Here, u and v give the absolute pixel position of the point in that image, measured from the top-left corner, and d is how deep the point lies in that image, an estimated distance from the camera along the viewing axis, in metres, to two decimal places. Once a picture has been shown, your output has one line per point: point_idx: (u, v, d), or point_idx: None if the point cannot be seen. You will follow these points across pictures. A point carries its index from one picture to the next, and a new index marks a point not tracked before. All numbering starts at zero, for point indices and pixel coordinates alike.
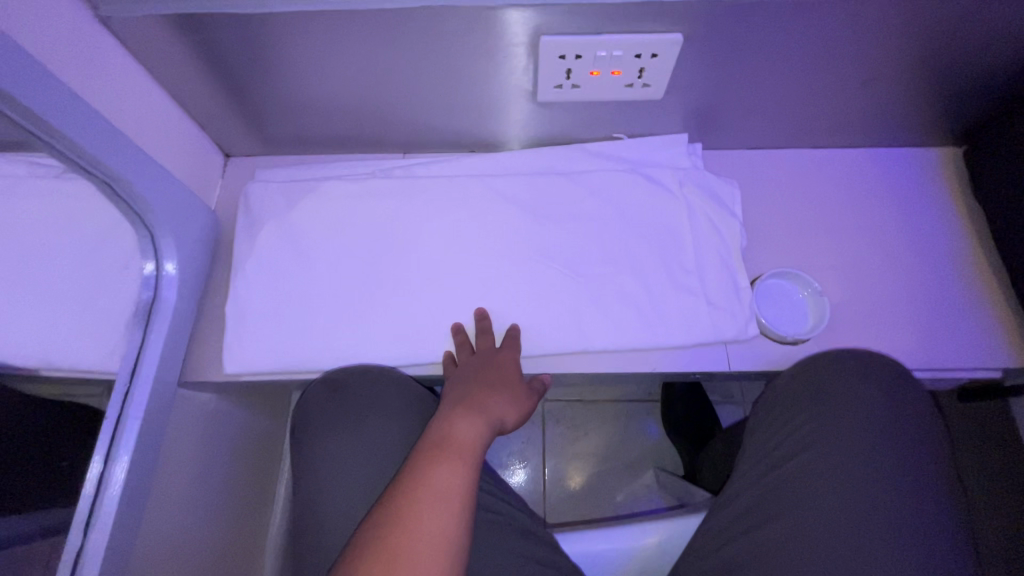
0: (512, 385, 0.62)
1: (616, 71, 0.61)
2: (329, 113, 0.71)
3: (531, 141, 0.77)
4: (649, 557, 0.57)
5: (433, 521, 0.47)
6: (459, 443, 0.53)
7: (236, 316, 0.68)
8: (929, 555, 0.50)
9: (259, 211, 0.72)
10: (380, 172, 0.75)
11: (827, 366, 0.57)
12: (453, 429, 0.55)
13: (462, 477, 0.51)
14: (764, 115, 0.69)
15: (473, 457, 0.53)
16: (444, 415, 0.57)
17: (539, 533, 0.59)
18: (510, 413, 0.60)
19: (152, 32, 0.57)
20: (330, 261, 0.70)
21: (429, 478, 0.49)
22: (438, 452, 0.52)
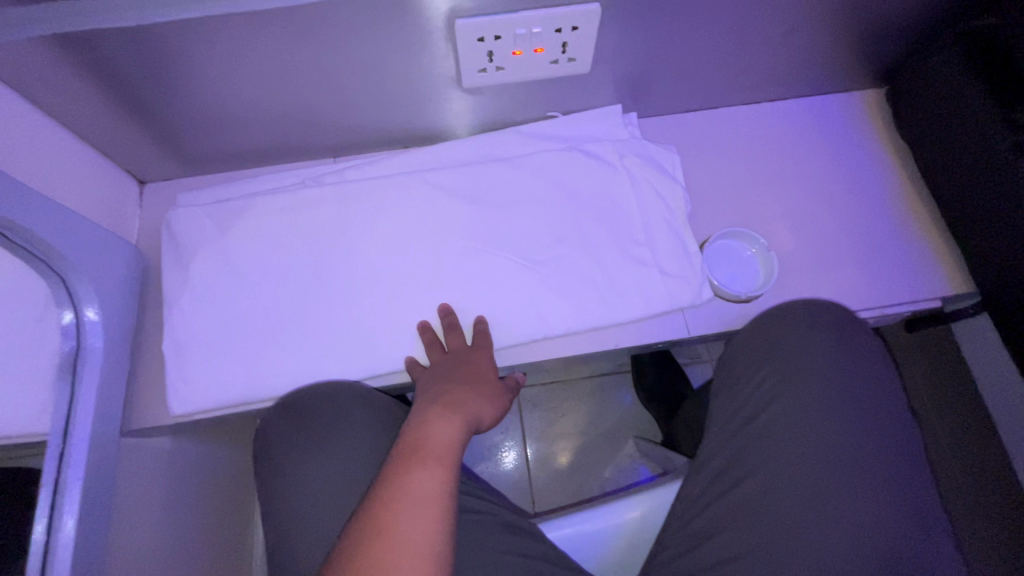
0: (487, 383, 0.62)
1: (541, 48, 0.59)
2: (247, 124, 0.67)
3: (466, 129, 0.74)
4: (633, 532, 0.57)
5: (418, 527, 0.46)
6: (439, 446, 0.53)
7: (176, 353, 0.64)
8: (891, 487, 0.52)
9: (185, 238, 0.68)
10: (309, 180, 0.71)
11: (776, 321, 0.58)
12: (431, 431, 0.54)
13: (445, 479, 0.50)
14: (694, 77, 0.69)
15: (452, 459, 0.52)
16: (421, 416, 0.56)
17: (523, 524, 0.57)
18: (486, 412, 0.61)
19: (28, 58, 0.51)
20: (270, 281, 0.67)
21: (412, 483, 0.48)
22: (416, 457, 0.51)
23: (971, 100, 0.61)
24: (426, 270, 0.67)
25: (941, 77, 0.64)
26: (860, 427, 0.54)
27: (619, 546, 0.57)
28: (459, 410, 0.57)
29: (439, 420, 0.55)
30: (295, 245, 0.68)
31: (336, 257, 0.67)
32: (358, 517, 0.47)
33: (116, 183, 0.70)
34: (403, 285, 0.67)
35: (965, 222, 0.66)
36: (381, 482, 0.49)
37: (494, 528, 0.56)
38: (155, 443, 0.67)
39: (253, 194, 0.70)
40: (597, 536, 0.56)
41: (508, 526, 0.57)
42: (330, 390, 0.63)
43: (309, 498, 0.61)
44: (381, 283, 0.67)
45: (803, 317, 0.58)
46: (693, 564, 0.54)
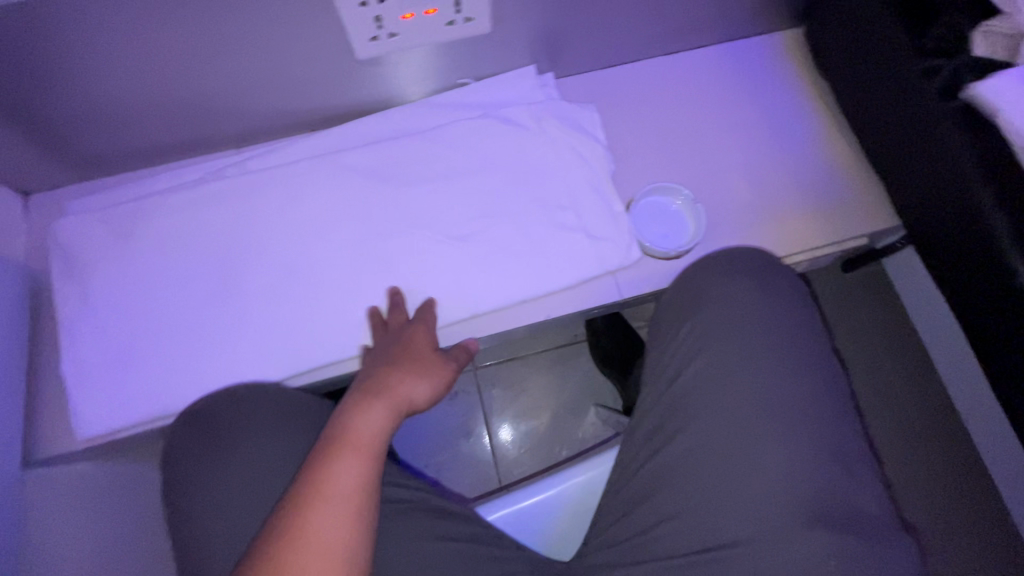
0: (427, 361, 0.58)
1: (432, 9, 0.55)
2: (129, 119, 0.61)
3: (375, 105, 0.70)
4: (580, 499, 0.58)
5: (338, 527, 0.46)
6: (362, 435, 0.51)
7: (76, 373, 0.60)
8: (817, 427, 0.51)
9: (77, 250, 0.63)
10: (208, 175, 0.66)
11: (699, 273, 0.57)
12: (356, 419, 0.52)
13: (367, 477, 0.49)
14: (605, 30, 0.65)
15: (376, 450, 0.51)
16: (348, 403, 0.54)
17: (455, 508, 0.56)
18: (424, 394, 0.57)
19: None
20: (176, 286, 0.62)
21: (335, 478, 0.47)
22: (337, 446, 0.50)
23: (882, 30, 0.60)
24: (342, 258, 0.64)
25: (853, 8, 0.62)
26: (781, 369, 0.53)
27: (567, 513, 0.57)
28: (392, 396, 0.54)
29: (364, 408, 0.53)
30: (199, 245, 0.63)
31: (243, 254, 0.63)
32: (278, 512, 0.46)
33: None
34: (319, 277, 0.63)
35: (884, 158, 0.65)
36: (305, 475, 0.48)
37: (422, 515, 0.54)
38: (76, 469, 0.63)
39: (149, 196, 0.65)
40: (531, 510, 0.56)
41: (435, 510, 0.55)
42: (242, 396, 0.59)
43: (236, 510, 0.57)
44: (295, 277, 0.63)
45: (724, 265, 0.57)
46: (627, 529, 0.54)
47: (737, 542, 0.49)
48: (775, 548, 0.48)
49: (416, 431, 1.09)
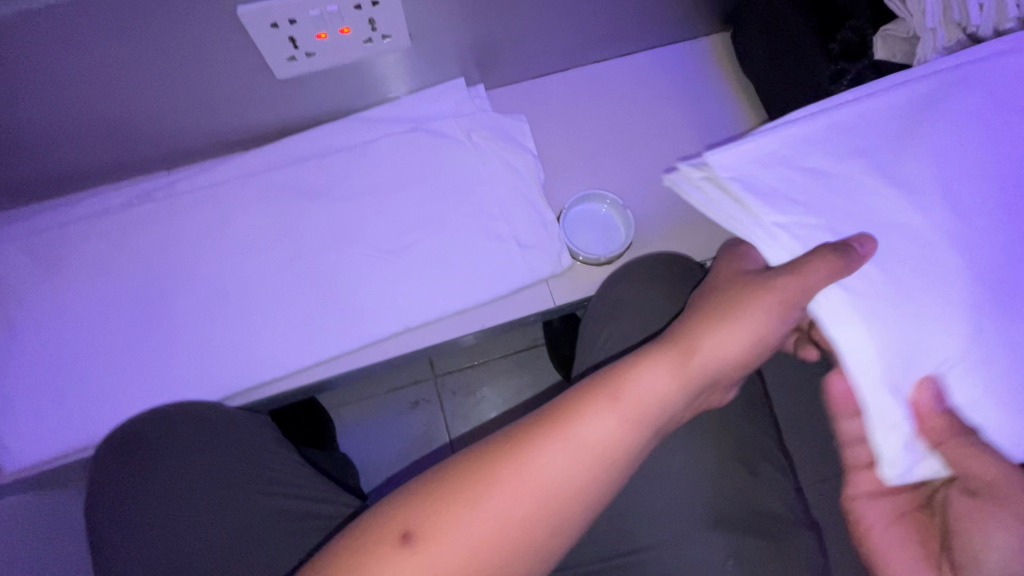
0: (757, 303, 0.50)
1: (347, 27, 0.55)
2: (48, 146, 0.60)
3: (306, 121, 0.70)
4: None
5: (496, 513, 0.42)
6: (528, 530, 0.42)
7: (4, 405, 0.59)
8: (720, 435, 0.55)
9: (1, 279, 0.62)
10: (135, 199, 0.66)
11: (618, 282, 0.65)
12: (532, 512, 0.43)
13: (604, 460, 0.45)
14: (531, 42, 0.66)
15: (547, 546, 0.43)
16: (551, 477, 0.43)
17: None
18: (736, 340, 0.50)
19: None
20: (104, 313, 0.62)
21: (523, 464, 0.43)
22: (486, 532, 0.41)
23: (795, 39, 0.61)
24: (274, 278, 0.64)
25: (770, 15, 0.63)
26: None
27: None
28: (724, 340, 0.51)
29: (557, 498, 0.43)
30: (128, 270, 0.63)
31: (174, 277, 0.63)
32: (496, 437, 0.46)
33: None
34: (251, 297, 0.63)
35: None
36: (550, 411, 0.47)
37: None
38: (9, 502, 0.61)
39: (75, 221, 0.65)
40: None
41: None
42: (170, 416, 0.58)
43: (162, 532, 0.57)
44: (227, 298, 0.63)
45: (641, 276, 0.64)
46: None
47: (646, 547, 0.52)
48: (681, 551, 0.51)
49: (378, 441, 1.09)
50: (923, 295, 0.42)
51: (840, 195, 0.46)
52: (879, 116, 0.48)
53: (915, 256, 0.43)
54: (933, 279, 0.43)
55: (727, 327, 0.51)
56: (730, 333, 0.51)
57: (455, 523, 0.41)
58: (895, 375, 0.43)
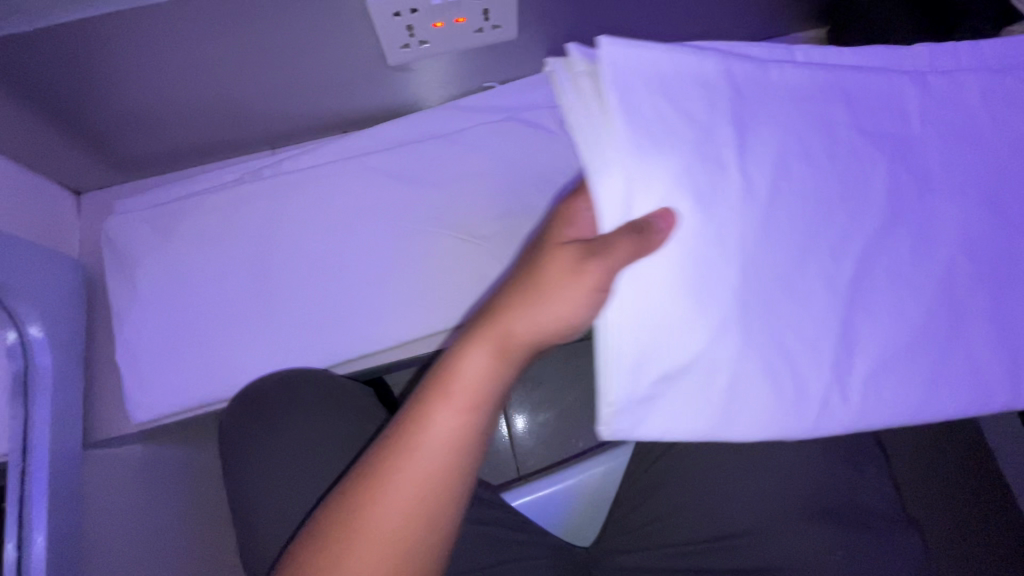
0: (564, 277, 0.41)
1: (462, 17, 0.57)
2: (175, 125, 0.65)
3: (402, 106, 0.73)
4: (587, 492, 0.60)
5: (393, 494, 0.41)
6: (417, 487, 0.41)
7: (129, 362, 0.65)
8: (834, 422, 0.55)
9: (127, 246, 0.67)
10: (247, 175, 0.70)
11: None
12: (415, 472, 0.41)
13: (478, 426, 0.43)
14: (630, 35, 0.67)
15: (445, 504, 0.42)
16: (395, 456, 0.42)
17: (483, 494, 0.58)
18: (561, 312, 0.42)
19: None
20: (220, 280, 0.66)
21: (394, 472, 0.41)
22: (366, 498, 0.41)
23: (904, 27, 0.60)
24: (372, 256, 0.67)
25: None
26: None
27: (573, 508, 0.60)
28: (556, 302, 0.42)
29: (429, 455, 0.42)
30: (240, 242, 0.67)
31: (281, 251, 0.67)
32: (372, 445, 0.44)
33: (52, 195, 0.68)
34: (351, 271, 0.66)
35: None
36: (410, 403, 0.44)
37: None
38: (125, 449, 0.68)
39: (192, 195, 0.69)
40: (546, 501, 0.59)
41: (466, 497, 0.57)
42: (288, 380, 0.62)
43: (269, 491, 0.59)
44: (330, 271, 0.67)
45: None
46: (640, 519, 0.57)
47: (747, 531, 0.52)
48: (785, 539, 0.51)
49: None
50: (689, 297, 0.40)
51: (718, 167, 0.40)
52: (717, 98, 0.41)
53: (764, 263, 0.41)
54: (705, 283, 0.40)
55: (546, 303, 0.42)
56: (548, 308, 0.42)
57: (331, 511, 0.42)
58: (624, 370, 0.40)
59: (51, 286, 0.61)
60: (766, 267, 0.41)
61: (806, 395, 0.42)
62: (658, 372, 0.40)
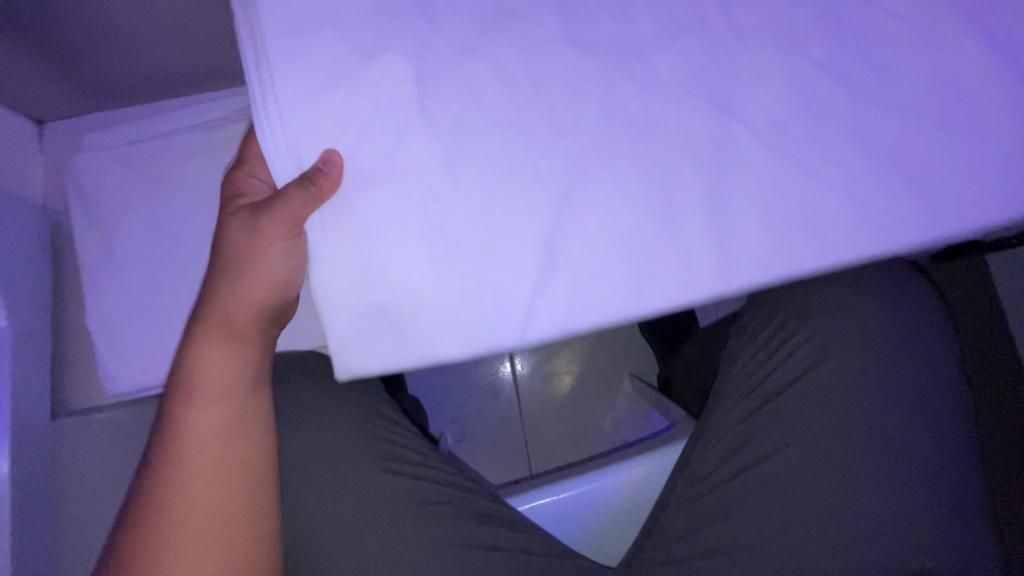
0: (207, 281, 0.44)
1: None
2: (147, 46, 0.53)
3: None
4: (637, 489, 0.56)
5: (186, 513, 0.40)
6: (180, 509, 0.40)
7: (104, 328, 0.57)
8: (929, 472, 0.46)
9: (97, 191, 0.58)
10: (237, 114, 0.59)
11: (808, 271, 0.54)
12: (172, 496, 0.40)
13: (258, 441, 0.43)
14: None
15: (159, 539, 0.39)
16: (195, 452, 0.41)
17: (499, 513, 0.50)
18: (285, 260, 0.41)
19: None
20: (207, 239, 0.58)
21: (161, 493, 0.40)
22: (168, 508, 0.40)
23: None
24: None
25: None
26: (896, 388, 0.48)
27: (616, 504, 0.56)
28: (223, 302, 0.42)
29: (199, 476, 0.41)
30: None
31: None
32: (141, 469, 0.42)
33: (7, 127, 0.57)
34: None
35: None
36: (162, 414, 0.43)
37: (467, 518, 0.49)
38: None
39: (171, 132, 0.59)
40: (582, 499, 0.54)
41: (482, 516, 0.50)
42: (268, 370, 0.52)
43: None
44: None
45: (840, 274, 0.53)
46: (687, 550, 0.49)
47: None
48: None
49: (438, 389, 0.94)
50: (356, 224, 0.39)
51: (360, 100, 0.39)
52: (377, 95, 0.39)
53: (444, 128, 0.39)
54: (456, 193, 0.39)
55: (247, 273, 0.41)
56: (249, 276, 0.41)
57: (127, 541, 0.39)
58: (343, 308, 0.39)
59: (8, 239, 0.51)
60: (460, 237, 0.39)
61: (642, 289, 0.40)
62: (369, 305, 0.39)
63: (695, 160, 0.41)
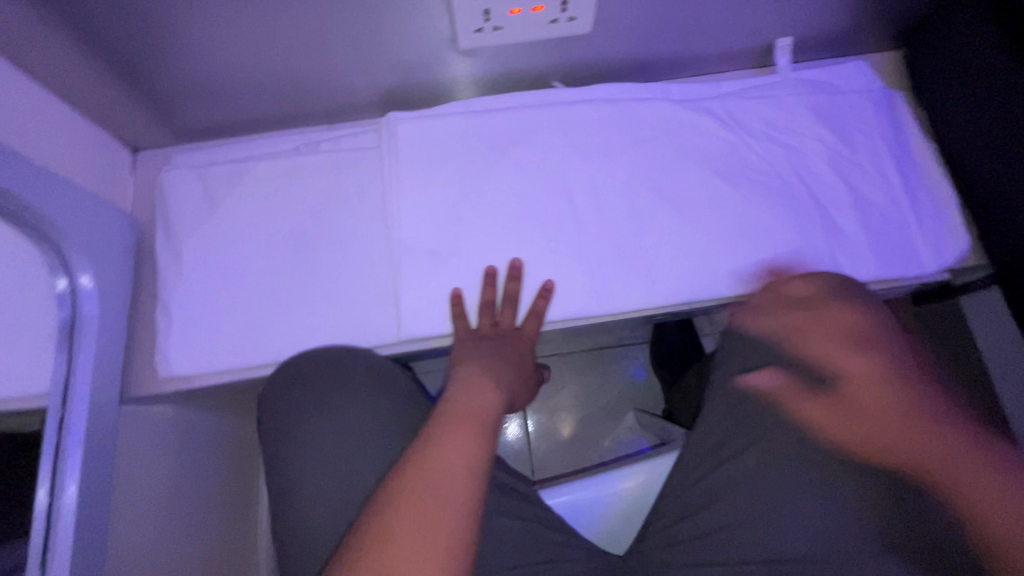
0: (522, 367, 0.61)
1: (538, 6, 0.57)
2: (240, 91, 0.65)
3: (476, 82, 0.71)
4: (629, 501, 0.60)
5: (461, 463, 0.44)
6: (480, 413, 0.48)
7: (167, 321, 0.64)
8: None
9: (176, 204, 0.67)
10: (304, 147, 0.70)
11: (785, 293, 0.58)
12: (471, 400, 0.49)
13: (492, 394, 0.51)
14: (702, 33, 0.67)
15: (491, 427, 0.48)
16: (460, 383, 0.52)
17: (521, 487, 0.58)
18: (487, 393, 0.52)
19: (29, 23, 0.51)
20: (263, 249, 0.66)
21: (433, 462, 0.43)
22: (446, 427, 0.46)
23: (980, 32, 0.61)
24: (423, 245, 0.65)
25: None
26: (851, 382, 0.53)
27: (620, 501, 0.59)
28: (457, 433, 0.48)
29: (477, 388, 0.51)
30: (288, 213, 0.67)
31: (329, 225, 0.67)
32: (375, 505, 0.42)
33: (109, 149, 0.69)
34: (398, 268, 0.64)
35: (1000, 231, 0.64)
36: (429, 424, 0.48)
37: (494, 488, 0.56)
38: (158, 412, 0.68)
39: (247, 158, 0.70)
40: (587, 497, 0.59)
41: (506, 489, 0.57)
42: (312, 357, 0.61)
43: (298, 470, 0.59)
44: (376, 269, 0.66)
45: (813, 294, 0.57)
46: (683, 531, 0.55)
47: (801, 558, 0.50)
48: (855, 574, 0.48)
49: None
50: (416, 255, 0.65)
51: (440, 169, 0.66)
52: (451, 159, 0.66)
53: (487, 192, 0.67)
54: (496, 226, 0.66)
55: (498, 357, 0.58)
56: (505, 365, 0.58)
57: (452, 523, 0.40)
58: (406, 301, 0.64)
59: (104, 238, 0.61)
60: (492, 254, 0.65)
61: (602, 293, 0.64)
62: (423, 294, 0.64)
63: (638, 211, 0.66)
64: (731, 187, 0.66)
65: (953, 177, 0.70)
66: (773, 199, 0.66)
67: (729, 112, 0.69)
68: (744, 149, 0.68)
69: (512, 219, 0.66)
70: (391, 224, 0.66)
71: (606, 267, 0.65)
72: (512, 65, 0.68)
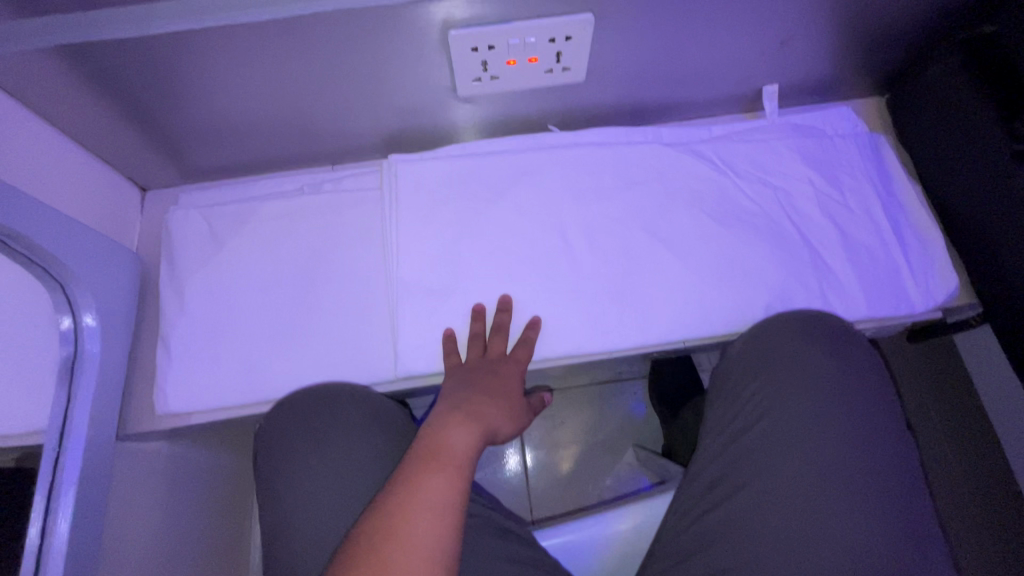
0: (510, 397, 0.61)
1: (535, 58, 0.60)
2: (248, 135, 0.68)
3: (475, 126, 0.74)
4: (626, 543, 0.58)
5: (436, 501, 0.48)
6: (457, 452, 0.53)
7: (167, 357, 0.65)
8: (887, 493, 0.51)
9: (180, 241, 0.69)
10: (308, 187, 0.72)
11: (774, 331, 0.59)
12: (451, 439, 0.54)
13: (471, 436, 0.55)
14: (691, 81, 0.70)
15: (467, 467, 0.52)
16: (442, 420, 0.56)
17: (517, 530, 0.58)
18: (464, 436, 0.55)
19: (49, 74, 0.53)
20: (264, 286, 0.67)
21: (411, 497, 0.48)
22: (428, 463, 0.51)
23: (959, 85, 0.64)
24: (421, 283, 0.66)
25: (902, 32, 0.65)
26: (839, 423, 0.54)
27: (614, 544, 0.58)
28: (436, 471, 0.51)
29: (457, 427, 0.55)
30: (290, 251, 0.69)
31: (329, 263, 0.68)
32: (359, 532, 0.47)
33: (118, 189, 0.71)
34: (396, 306, 0.66)
35: (987, 273, 0.65)
36: (412, 459, 0.52)
37: (488, 533, 0.57)
38: (153, 448, 0.68)
39: (253, 198, 0.72)
40: (580, 540, 0.57)
41: (500, 530, 0.58)
42: (308, 394, 0.62)
43: (292, 508, 0.59)
44: (375, 306, 0.67)
45: (801, 333, 0.58)
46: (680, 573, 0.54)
47: None
48: None
49: None
50: (415, 292, 0.66)
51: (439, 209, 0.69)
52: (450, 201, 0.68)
53: (485, 232, 0.68)
54: (494, 264, 0.67)
55: (482, 394, 0.59)
56: (489, 402, 0.59)
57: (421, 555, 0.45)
58: (403, 337, 0.65)
59: (110, 276, 0.62)
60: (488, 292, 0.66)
61: (597, 330, 0.65)
62: (420, 330, 0.65)
63: (632, 250, 0.67)
64: (723, 225, 0.68)
65: (941, 219, 0.71)
66: (765, 239, 0.67)
67: (719, 154, 0.71)
68: (734, 189, 0.70)
69: (508, 258, 0.67)
70: (391, 263, 0.67)
71: (601, 304, 0.66)
72: (509, 110, 0.70)
